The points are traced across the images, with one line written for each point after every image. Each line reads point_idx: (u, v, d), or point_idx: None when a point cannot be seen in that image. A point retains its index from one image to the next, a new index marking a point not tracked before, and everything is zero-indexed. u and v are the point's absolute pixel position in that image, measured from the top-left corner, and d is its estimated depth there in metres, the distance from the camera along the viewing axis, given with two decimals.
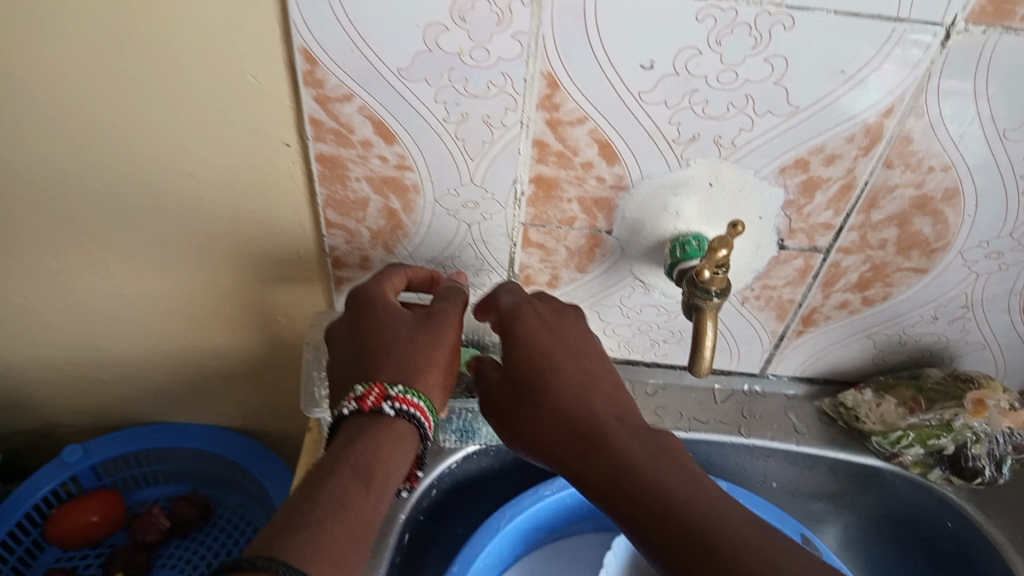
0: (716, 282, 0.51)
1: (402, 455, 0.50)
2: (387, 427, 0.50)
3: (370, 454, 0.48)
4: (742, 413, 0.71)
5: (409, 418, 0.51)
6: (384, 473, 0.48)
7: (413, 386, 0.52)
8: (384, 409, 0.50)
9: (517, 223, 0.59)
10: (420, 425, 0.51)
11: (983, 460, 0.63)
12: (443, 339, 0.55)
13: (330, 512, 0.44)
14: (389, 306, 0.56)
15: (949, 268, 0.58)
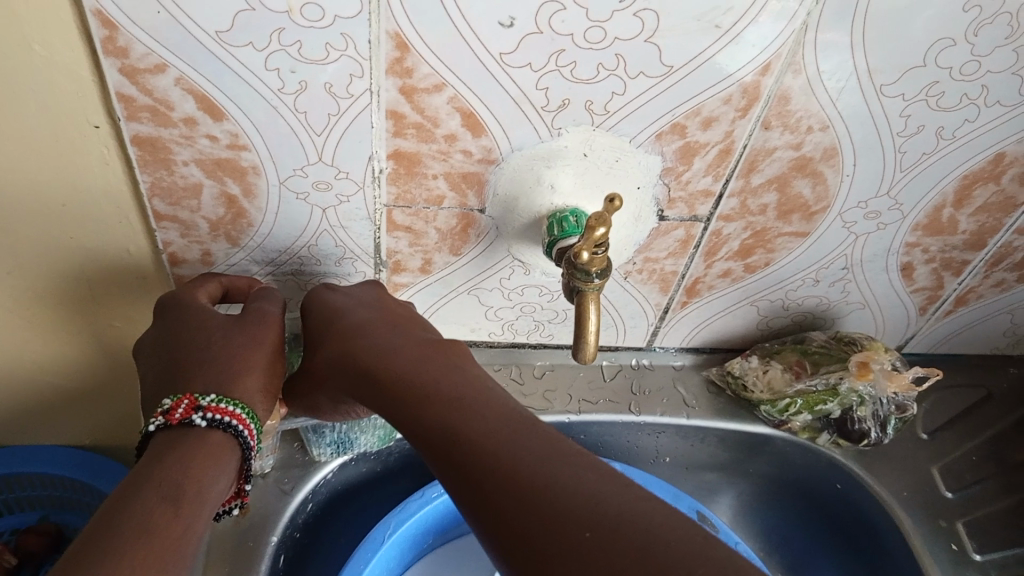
0: (596, 261, 0.47)
1: (221, 470, 0.46)
2: (202, 438, 0.46)
3: (183, 472, 0.44)
4: (631, 389, 0.68)
5: (227, 429, 0.47)
6: (199, 489, 0.44)
7: (230, 395, 0.48)
8: (195, 422, 0.46)
9: (378, 205, 0.52)
10: (240, 438, 0.48)
11: (869, 422, 0.63)
12: (263, 340, 0.52)
13: (134, 537, 0.39)
14: (202, 310, 0.52)
15: (829, 230, 0.57)
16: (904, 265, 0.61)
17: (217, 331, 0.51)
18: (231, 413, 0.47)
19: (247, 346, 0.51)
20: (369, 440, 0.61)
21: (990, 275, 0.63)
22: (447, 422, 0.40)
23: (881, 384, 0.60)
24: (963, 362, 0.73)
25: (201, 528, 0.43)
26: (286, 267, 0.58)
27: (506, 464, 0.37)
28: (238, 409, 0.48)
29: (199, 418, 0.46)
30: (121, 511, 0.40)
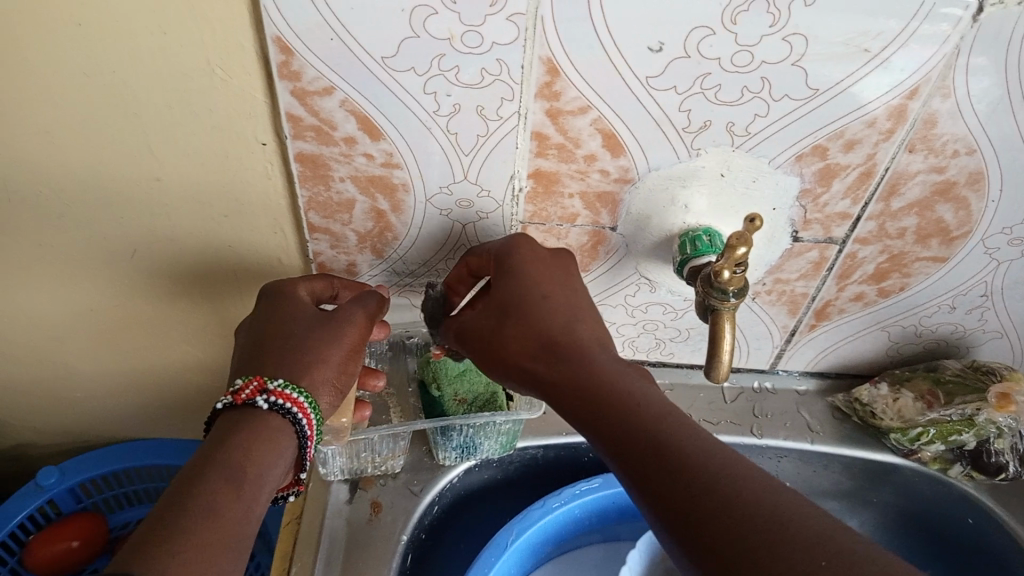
0: (733, 281, 0.47)
1: (281, 452, 0.48)
2: (264, 421, 0.49)
3: (247, 457, 0.47)
4: (753, 412, 0.68)
5: (287, 415, 0.49)
6: (257, 473, 0.47)
7: (297, 383, 0.50)
8: (258, 404, 0.49)
9: (515, 222, 0.55)
10: (299, 426, 0.50)
11: (1008, 456, 0.60)
12: (343, 336, 0.53)
13: (198, 516, 0.42)
14: (296, 303, 0.54)
15: (969, 256, 0.56)
16: None
17: (303, 324, 0.52)
18: (295, 401, 0.49)
19: (330, 339, 0.52)
20: (493, 446, 0.63)
21: None
22: (654, 455, 0.40)
23: (1021, 416, 0.58)
24: None
25: (259, 509, 0.46)
26: (422, 279, 0.61)
27: (722, 509, 0.36)
28: (301, 397, 0.50)
29: (264, 401, 0.49)
30: (187, 490, 0.44)
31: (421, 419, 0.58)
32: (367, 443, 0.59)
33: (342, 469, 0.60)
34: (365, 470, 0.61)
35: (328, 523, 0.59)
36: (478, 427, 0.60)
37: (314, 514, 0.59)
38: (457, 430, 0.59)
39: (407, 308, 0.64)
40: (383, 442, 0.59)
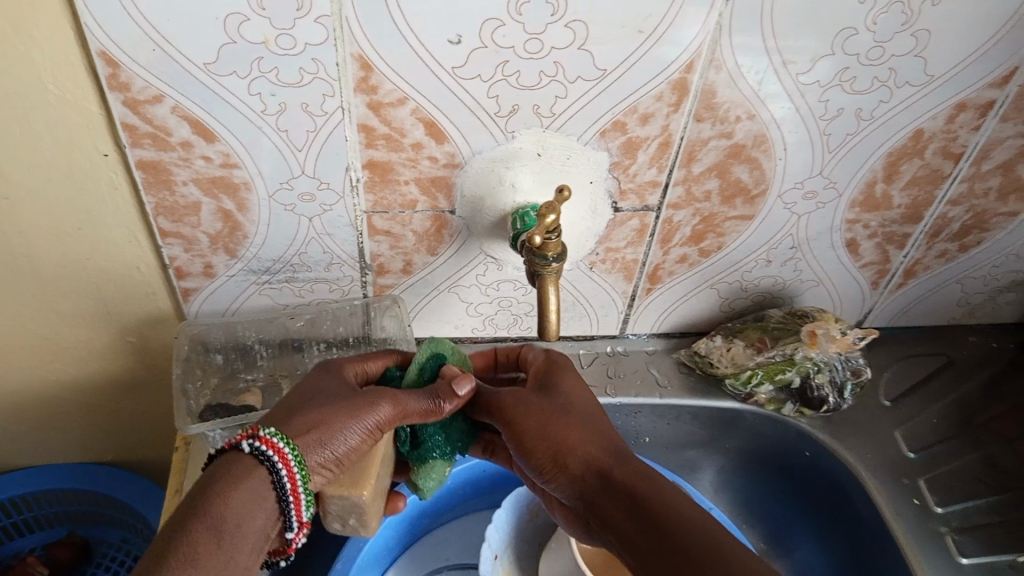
0: (551, 246, 0.53)
1: (257, 496, 0.46)
2: (243, 476, 0.46)
3: (224, 509, 0.45)
4: (607, 373, 0.73)
5: (273, 474, 0.46)
6: (237, 525, 0.45)
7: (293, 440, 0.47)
8: (244, 448, 0.47)
9: (358, 213, 0.58)
10: (278, 485, 0.47)
11: (827, 389, 0.68)
12: (367, 415, 0.50)
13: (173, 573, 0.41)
14: (337, 380, 0.53)
15: (772, 212, 0.63)
16: (849, 242, 0.66)
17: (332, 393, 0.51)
18: (278, 451, 0.46)
19: (346, 415, 0.49)
20: None
21: (932, 246, 0.68)
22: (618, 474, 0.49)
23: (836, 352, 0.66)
24: (922, 333, 0.78)
25: (241, 558, 0.45)
26: (280, 276, 0.63)
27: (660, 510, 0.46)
28: (287, 449, 0.47)
29: (251, 455, 0.46)
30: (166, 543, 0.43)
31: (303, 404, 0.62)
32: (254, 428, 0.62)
33: None
34: None
35: None
36: None
37: None
38: None
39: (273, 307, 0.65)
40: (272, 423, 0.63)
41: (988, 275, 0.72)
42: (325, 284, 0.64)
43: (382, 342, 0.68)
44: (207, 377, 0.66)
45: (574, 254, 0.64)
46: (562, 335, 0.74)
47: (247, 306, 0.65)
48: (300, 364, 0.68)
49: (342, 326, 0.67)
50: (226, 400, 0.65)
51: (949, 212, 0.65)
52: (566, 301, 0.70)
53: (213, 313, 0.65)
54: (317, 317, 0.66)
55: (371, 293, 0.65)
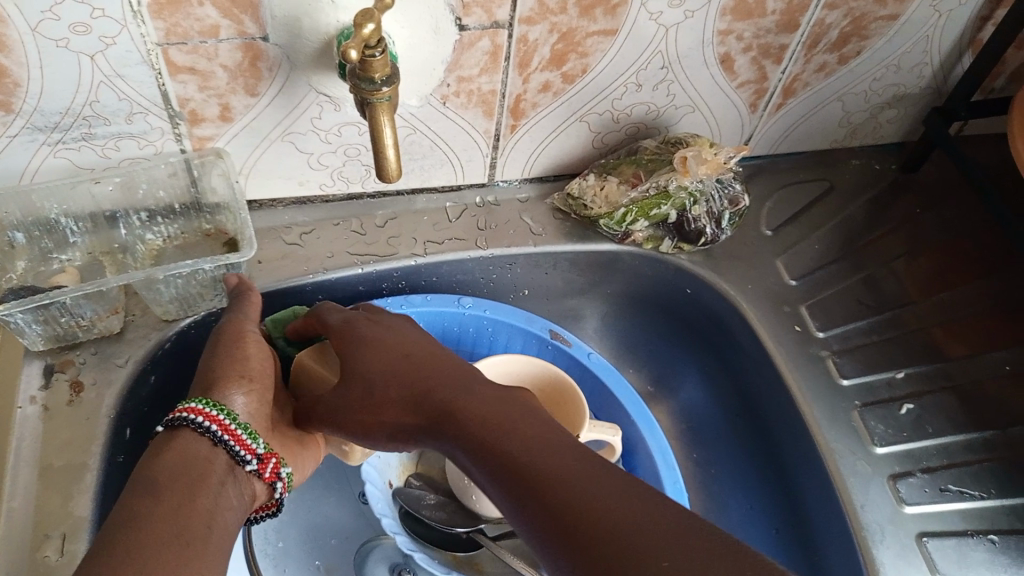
0: (377, 67, 0.45)
1: (191, 448, 0.45)
2: (172, 443, 0.45)
3: (170, 464, 0.43)
4: (478, 226, 0.67)
5: (205, 432, 0.46)
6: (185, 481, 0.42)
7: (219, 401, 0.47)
8: (162, 425, 0.46)
9: (150, 46, 0.49)
10: (214, 431, 0.46)
11: (704, 221, 0.65)
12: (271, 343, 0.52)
13: (125, 527, 0.38)
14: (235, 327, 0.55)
15: (636, 25, 0.56)
16: (722, 58, 0.61)
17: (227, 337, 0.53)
18: (198, 411, 0.46)
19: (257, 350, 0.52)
20: (212, 293, 0.58)
21: (811, 60, 0.63)
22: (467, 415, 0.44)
23: (706, 177, 0.62)
24: (804, 159, 0.75)
25: (200, 506, 0.42)
26: (73, 133, 0.54)
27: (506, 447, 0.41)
28: (212, 410, 0.46)
29: (170, 425, 0.45)
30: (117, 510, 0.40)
31: (115, 277, 0.53)
32: (62, 306, 0.53)
33: (44, 336, 0.55)
34: (75, 335, 0.56)
35: (18, 413, 0.54)
36: (189, 276, 0.55)
37: (2, 405, 0.54)
38: (173, 281, 0.55)
39: (72, 170, 0.57)
40: (85, 301, 0.54)
41: (868, 90, 0.68)
42: (132, 140, 0.56)
43: (215, 206, 0.61)
44: (11, 260, 0.57)
45: (421, 89, 0.56)
46: (424, 186, 0.67)
47: (43, 172, 0.56)
48: (120, 237, 0.60)
49: (162, 190, 0.59)
50: (37, 281, 0.57)
51: (827, 18, 0.60)
52: (422, 146, 0.62)
53: (6, 182, 0.56)
54: (129, 181, 0.57)
55: (189, 146, 0.57)
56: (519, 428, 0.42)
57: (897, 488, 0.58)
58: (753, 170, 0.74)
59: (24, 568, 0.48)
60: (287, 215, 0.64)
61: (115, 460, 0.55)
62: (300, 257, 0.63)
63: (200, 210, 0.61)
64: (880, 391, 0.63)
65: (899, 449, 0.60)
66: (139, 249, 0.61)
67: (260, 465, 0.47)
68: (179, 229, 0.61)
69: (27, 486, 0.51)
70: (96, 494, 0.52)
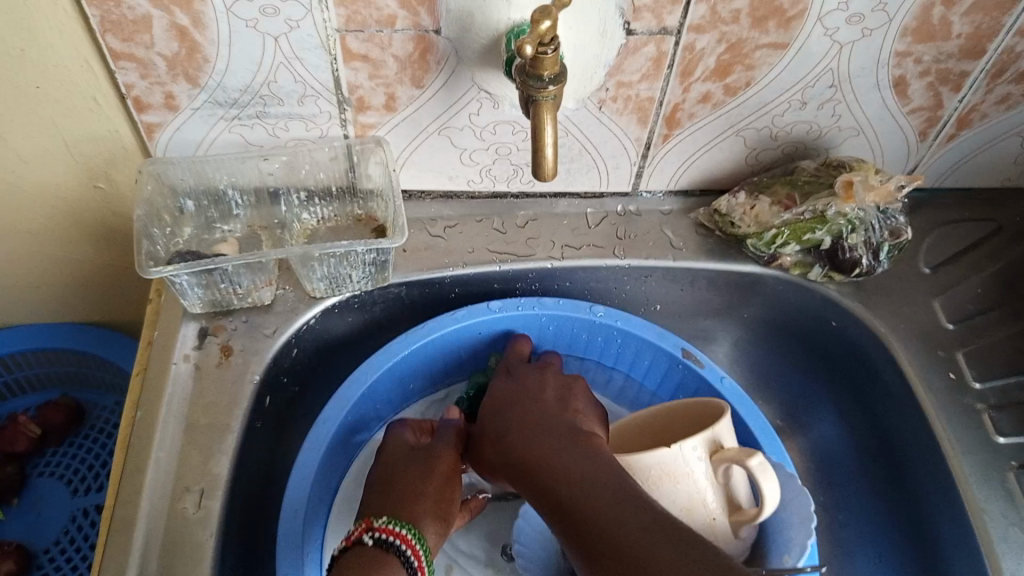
0: (546, 65, 0.45)
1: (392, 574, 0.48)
2: (367, 555, 0.49)
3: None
4: (617, 235, 0.66)
5: (396, 550, 0.49)
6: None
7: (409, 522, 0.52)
8: (366, 540, 0.50)
9: (330, 32, 0.52)
10: (407, 561, 0.49)
11: (861, 251, 0.61)
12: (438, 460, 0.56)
13: None
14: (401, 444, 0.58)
15: (809, 41, 0.54)
16: (896, 81, 0.58)
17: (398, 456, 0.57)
18: (398, 535, 0.50)
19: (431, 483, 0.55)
20: (359, 276, 0.60)
21: (994, 89, 0.59)
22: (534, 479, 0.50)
23: (869, 205, 0.58)
24: (970, 196, 0.70)
25: None
26: (248, 111, 0.57)
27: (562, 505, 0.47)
28: (403, 529, 0.51)
29: (370, 541, 0.49)
30: None
31: (272, 251, 0.55)
32: (223, 273, 0.56)
33: (203, 300, 0.58)
34: (230, 301, 0.59)
35: (171, 369, 0.57)
36: (339, 258, 0.57)
37: (158, 360, 0.57)
38: (324, 261, 0.57)
39: (242, 147, 0.60)
40: (241, 272, 0.57)
41: None
42: (300, 122, 0.58)
43: (369, 193, 0.63)
44: (179, 226, 0.61)
45: (580, 91, 0.56)
46: (568, 191, 0.67)
47: (216, 146, 0.60)
48: (279, 214, 0.63)
49: (323, 172, 0.61)
50: (200, 248, 0.60)
51: (1018, 45, 0.56)
52: (572, 150, 0.62)
53: (184, 152, 0.61)
54: (294, 161, 0.60)
55: (352, 133, 0.59)
56: (571, 486, 0.47)
57: None
58: (913, 203, 0.70)
59: (164, 516, 0.50)
60: (434, 208, 0.66)
61: (252, 426, 0.57)
62: (442, 250, 0.64)
63: (354, 195, 0.63)
64: None
65: None
66: (295, 227, 0.64)
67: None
68: (333, 212, 0.64)
69: (173, 440, 0.53)
70: (234, 455, 0.54)
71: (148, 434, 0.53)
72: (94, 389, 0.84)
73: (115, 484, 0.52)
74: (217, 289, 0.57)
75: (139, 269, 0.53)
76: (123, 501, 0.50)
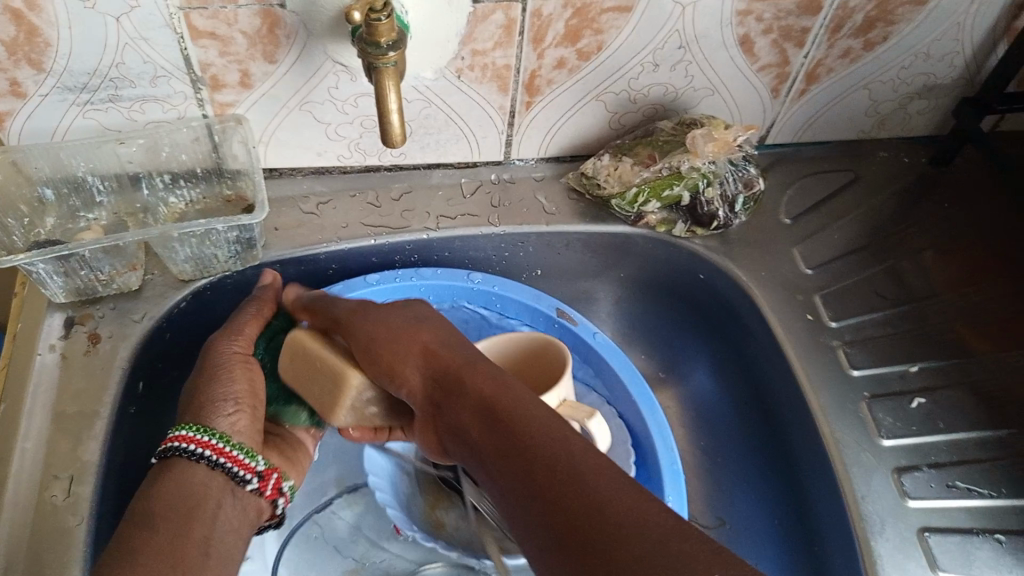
0: (383, 31, 0.46)
1: (199, 471, 0.49)
2: (170, 474, 0.48)
3: (179, 485, 0.48)
4: (492, 202, 0.68)
5: (202, 461, 0.50)
6: (191, 503, 0.47)
7: (203, 424, 0.51)
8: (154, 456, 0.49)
9: (172, 10, 0.51)
10: (220, 465, 0.50)
11: (717, 204, 0.65)
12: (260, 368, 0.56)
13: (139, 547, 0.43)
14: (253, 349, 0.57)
15: (652, 2, 0.56)
16: (741, 39, 0.60)
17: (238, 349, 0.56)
18: (195, 437, 0.50)
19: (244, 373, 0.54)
20: (228, 255, 0.60)
21: (835, 44, 0.62)
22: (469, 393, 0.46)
23: (717, 157, 0.62)
24: (830, 148, 0.73)
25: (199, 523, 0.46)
26: (100, 94, 0.56)
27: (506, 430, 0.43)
28: (201, 436, 0.50)
29: (165, 460, 0.49)
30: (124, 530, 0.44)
31: (130, 233, 0.55)
32: (82, 258, 0.55)
33: (66, 288, 0.57)
34: (95, 289, 0.58)
35: (36, 361, 0.56)
36: (201, 237, 0.57)
37: (22, 353, 0.57)
38: (187, 240, 0.57)
39: (101, 132, 0.59)
40: (102, 257, 0.56)
41: (897, 78, 0.67)
42: (156, 103, 0.58)
43: (236, 172, 0.62)
44: (41, 215, 0.59)
45: (436, 61, 0.57)
46: (441, 162, 0.67)
47: (73, 132, 0.59)
48: (143, 198, 0.63)
49: (185, 153, 0.61)
50: (63, 238, 0.59)
51: (851, 1, 0.58)
52: (438, 120, 0.63)
53: (39, 139, 0.59)
54: (153, 143, 0.59)
55: (211, 112, 0.59)
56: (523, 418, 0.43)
57: (901, 482, 0.57)
58: (776, 158, 0.73)
59: (32, 506, 0.50)
60: (307, 185, 0.66)
61: (125, 411, 0.57)
62: (316, 226, 0.65)
63: (222, 175, 0.63)
64: (892, 383, 0.61)
65: (906, 443, 0.58)
66: (161, 211, 0.63)
67: (259, 480, 0.52)
68: (201, 194, 0.63)
69: (39, 430, 0.53)
70: (104, 441, 0.54)
71: (12, 426, 0.53)
72: None
73: None
74: (81, 278, 0.57)
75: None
76: None
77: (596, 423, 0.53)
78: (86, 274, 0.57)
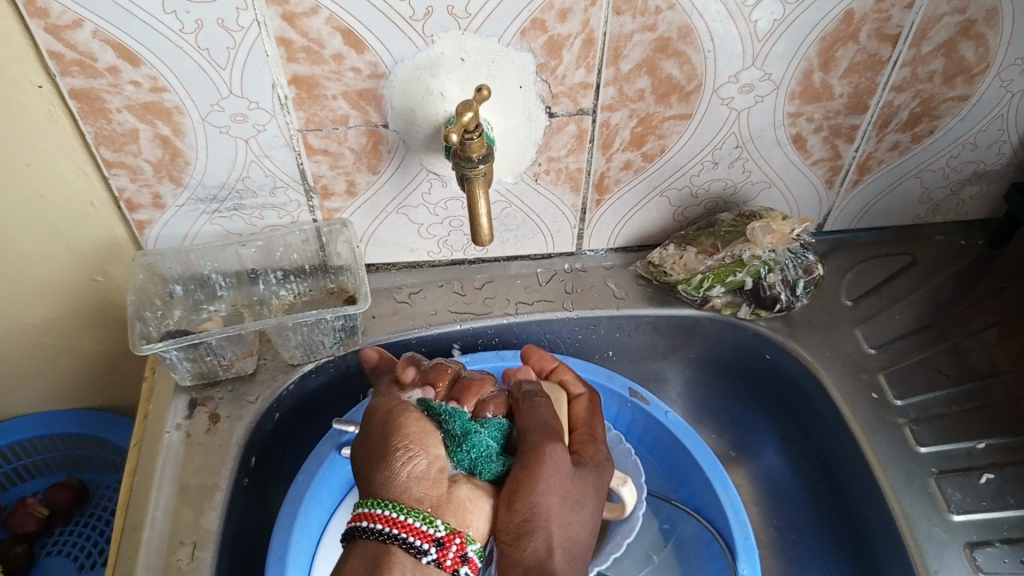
0: (475, 148, 0.53)
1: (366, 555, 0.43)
2: (355, 548, 0.44)
3: (360, 560, 0.43)
4: (567, 289, 0.73)
5: (376, 535, 0.43)
6: (378, 561, 0.42)
7: (379, 496, 0.45)
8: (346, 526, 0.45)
9: (292, 132, 0.60)
10: (397, 538, 0.43)
11: (779, 288, 0.69)
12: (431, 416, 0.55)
13: None
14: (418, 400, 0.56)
15: (709, 109, 0.62)
16: (795, 137, 0.66)
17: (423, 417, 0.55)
18: (371, 515, 0.44)
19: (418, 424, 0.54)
20: (331, 341, 0.67)
21: (884, 138, 0.67)
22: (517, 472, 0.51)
23: (776, 246, 0.67)
24: (887, 233, 0.77)
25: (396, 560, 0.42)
26: (227, 203, 0.65)
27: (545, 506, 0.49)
28: (379, 510, 0.44)
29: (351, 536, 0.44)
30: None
31: (252, 323, 0.62)
32: (209, 346, 0.63)
33: (191, 373, 0.65)
34: (216, 374, 0.66)
35: (164, 438, 0.63)
36: (312, 326, 0.64)
37: (153, 433, 0.64)
38: (300, 327, 0.64)
39: (224, 236, 0.68)
40: (224, 344, 0.64)
41: (947, 167, 0.71)
42: (273, 210, 0.66)
43: (339, 268, 0.70)
44: (170, 308, 0.68)
45: (515, 167, 0.64)
46: (520, 254, 0.74)
47: (200, 237, 0.67)
48: (258, 292, 0.71)
49: (296, 253, 0.69)
50: (188, 327, 0.67)
51: (895, 100, 0.64)
52: (517, 218, 0.69)
53: (172, 244, 0.67)
54: (269, 245, 0.67)
55: (319, 217, 0.67)
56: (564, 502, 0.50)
57: (973, 557, 0.58)
58: (833, 244, 0.77)
59: (161, 570, 0.56)
60: (400, 277, 0.73)
61: (239, 483, 0.63)
62: (407, 314, 0.71)
63: (327, 271, 0.70)
64: (959, 459, 0.63)
65: (977, 518, 0.60)
66: (273, 303, 0.71)
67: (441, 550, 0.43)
68: (308, 287, 0.71)
69: (167, 499, 0.60)
70: (221, 511, 0.60)
71: (144, 497, 0.60)
72: (100, 469, 0.91)
73: (116, 542, 0.58)
74: (206, 363, 0.65)
75: (132, 347, 0.60)
76: (123, 556, 0.57)
77: (629, 489, 0.60)
78: (212, 359, 0.65)
